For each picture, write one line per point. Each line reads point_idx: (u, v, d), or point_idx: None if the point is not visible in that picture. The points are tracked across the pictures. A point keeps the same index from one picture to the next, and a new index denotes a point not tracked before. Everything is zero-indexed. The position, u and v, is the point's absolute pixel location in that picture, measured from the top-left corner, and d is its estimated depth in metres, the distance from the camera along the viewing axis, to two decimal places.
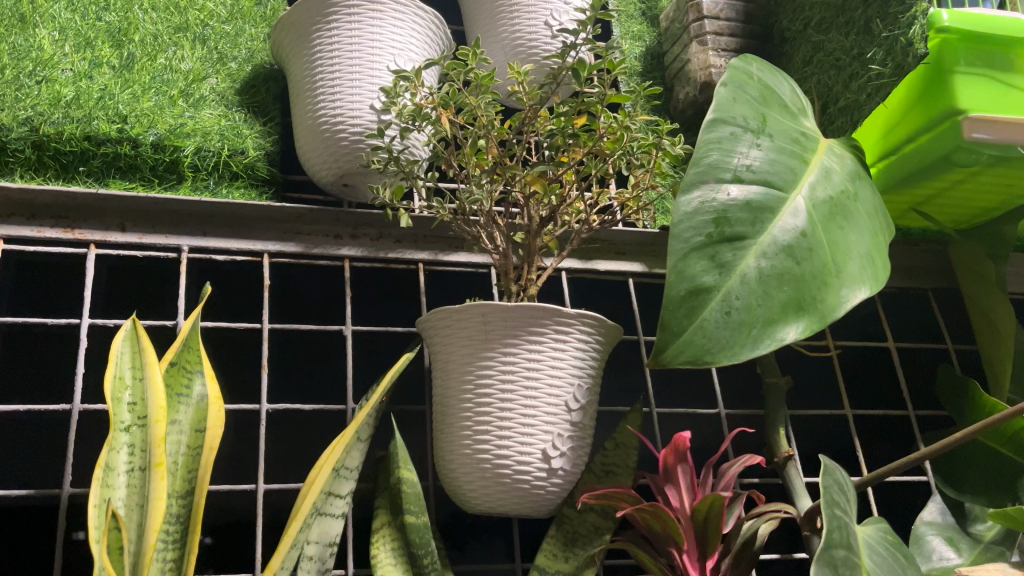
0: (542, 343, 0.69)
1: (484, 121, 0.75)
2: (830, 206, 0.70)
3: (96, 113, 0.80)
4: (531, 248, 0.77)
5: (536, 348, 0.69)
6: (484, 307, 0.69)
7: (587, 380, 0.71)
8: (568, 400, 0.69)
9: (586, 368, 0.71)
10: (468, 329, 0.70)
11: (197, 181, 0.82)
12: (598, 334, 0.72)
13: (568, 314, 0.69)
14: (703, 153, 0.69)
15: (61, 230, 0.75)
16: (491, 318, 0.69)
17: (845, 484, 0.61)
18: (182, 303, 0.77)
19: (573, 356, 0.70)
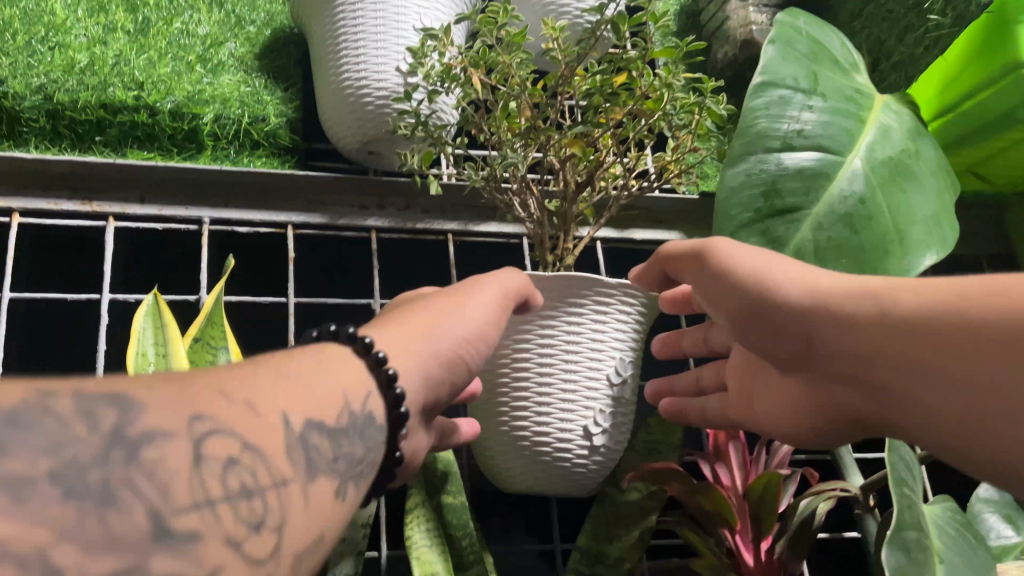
0: (581, 316, 0.65)
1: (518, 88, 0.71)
2: (890, 167, 0.65)
3: (112, 80, 0.77)
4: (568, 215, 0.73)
5: (575, 321, 0.65)
6: None
7: (629, 353, 0.67)
8: (609, 374, 0.66)
9: (627, 340, 0.67)
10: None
11: (218, 150, 0.79)
12: (639, 305, 0.68)
13: (609, 285, 0.65)
14: (750, 122, 0.65)
15: (78, 202, 0.72)
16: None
17: (911, 461, 0.57)
18: (205, 277, 0.74)
19: (613, 329, 0.66)
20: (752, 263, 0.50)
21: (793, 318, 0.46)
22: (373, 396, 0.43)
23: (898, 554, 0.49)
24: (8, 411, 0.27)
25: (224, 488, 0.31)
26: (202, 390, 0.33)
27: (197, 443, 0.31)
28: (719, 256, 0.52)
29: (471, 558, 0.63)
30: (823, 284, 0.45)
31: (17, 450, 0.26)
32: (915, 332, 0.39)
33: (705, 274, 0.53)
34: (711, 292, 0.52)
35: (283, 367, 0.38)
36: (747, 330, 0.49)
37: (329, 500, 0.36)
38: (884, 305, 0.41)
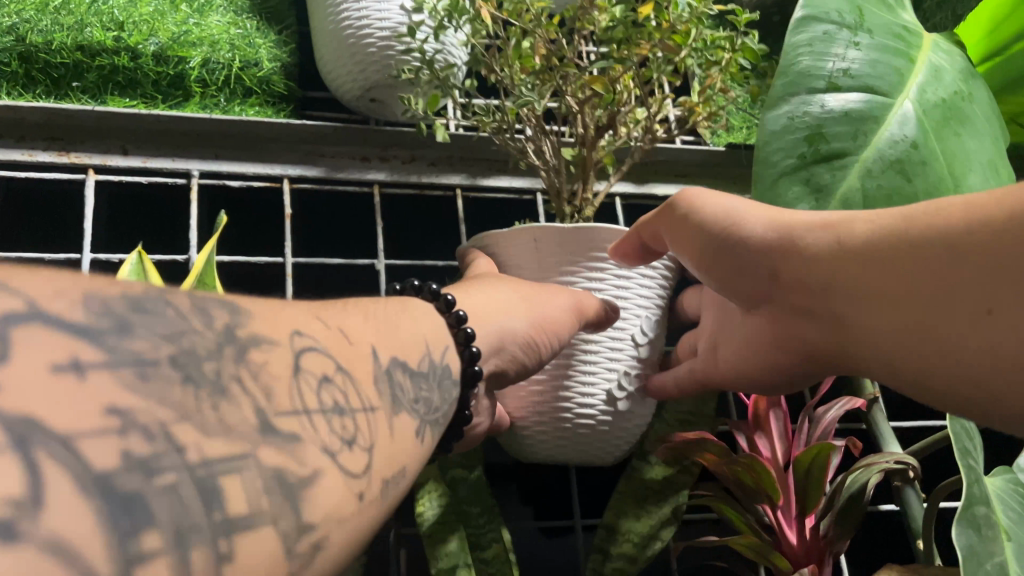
0: (601, 277, 0.60)
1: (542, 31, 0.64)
2: (943, 109, 0.59)
3: (89, 20, 0.71)
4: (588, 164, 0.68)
5: (595, 283, 0.60)
6: (536, 231, 0.59)
7: (655, 314, 0.62)
8: (634, 335, 0.61)
9: (653, 302, 0.62)
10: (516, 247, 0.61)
11: (207, 98, 0.72)
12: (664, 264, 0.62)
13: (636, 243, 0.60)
14: (792, 60, 0.58)
15: (55, 154, 0.66)
16: (545, 243, 0.60)
17: (972, 430, 0.52)
18: (195, 234, 0.68)
19: (635, 289, 0.61)
20: (716, 204, 0.48)
21: (757, 255, 0.44)
22: (451, 352, 0.44)
23: (969, 532, 0.45)
24: (132, 296, 0.25)
25: (320, 402, 0.28)
26: (300, 314, 0.32)
27: (297, 355, 0.29)
28: (686, 200, 0.50)
29: (488, 537, 0.58)
30: (787, 217, 0.43)
31: (142, 330, 0.24)
32: (875, 261, 0.38)
33: (669, 222, 0.51)
34: (677, 239, 0.51)
35: (369, 309, 0.39)
36: (712, 270, 0.48)
37: (412, 440, 0.33)
38: (843, 233, 0.40)
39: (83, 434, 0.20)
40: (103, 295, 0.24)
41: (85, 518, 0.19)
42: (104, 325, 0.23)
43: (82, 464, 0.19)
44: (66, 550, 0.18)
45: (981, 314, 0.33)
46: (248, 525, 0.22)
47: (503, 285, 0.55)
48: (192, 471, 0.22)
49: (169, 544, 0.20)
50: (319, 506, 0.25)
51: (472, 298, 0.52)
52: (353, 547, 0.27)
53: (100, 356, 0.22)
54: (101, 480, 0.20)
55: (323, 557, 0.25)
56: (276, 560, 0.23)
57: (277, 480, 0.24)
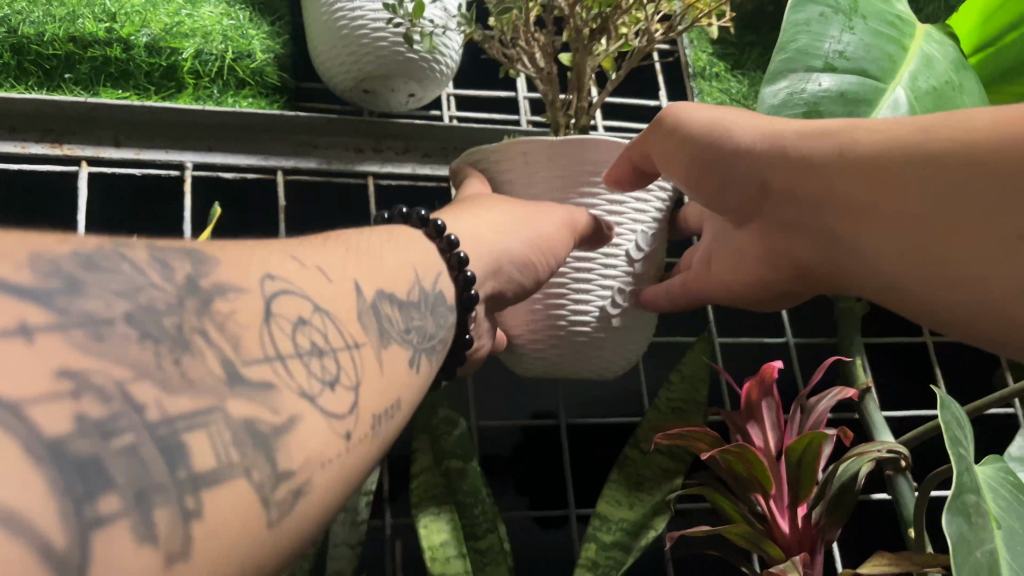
0: (595, 198, 0.61)
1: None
2: (934, 98, 0.60)
3: (81, 11, 0.70)
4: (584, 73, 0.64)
5: (588, 203, 0.61)
6: (525, 146, 0.59)
7: (650, 230, 0.63)
8: (629, 252, 0.62)
9: (648, 220, 0.63)
10: (511, 176, 0.62)
11: (199, 90, 0.72)
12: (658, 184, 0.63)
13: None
14: (790, 37, 0.59)
15: (47, 145, 0.66)
16: (535, 159, 0.60)
17: (962, 418, 0.53)
18: (189, 226, 0.68)
19: (630, 206, 0.62)
20: (708, 117, 0.50)
21: (756, 168, 0.47)
22: (444, 276, 0.45)
23: (958, 520, 0.45)
24: (83, 253, 0.25)
25: (294, 345, 0.28)
26: (273, 254, 0.32)
27: (268, 299, 0.29)
28: (676, 116, 0.51)
29: (484, 529, 0.57)
30: (783, 131, 0.46)
31: (94, 289, 0.24)
32: (879, 180, 0.41)
33: (657, 137, 0.53)
34: (668, 157, 0.53)
35: (357, 243, 0.38)
36: (704, 185, 0.51)
37: (405, 370, 0.35)
38: (845, 144, 0.43)
39: (34, 400, 0.20)
40: (51, 254, 0.24)
41: (37, 487, 0.19)
42: (54, 284, 0.23)
43: (33, 428, 0.19)
44: (17, 518, 0.18)
45: (990, 244, 0.37)
46: (216, 479, 0.23)
47: (498, 206, 0.55)
48: (151, 430, 0.22)
49: (129, 505, 0.20)
50: (296, 454, 0.25)
51: (463, 219, 0.51)
52: (337, 490, 0.27)
53: (50, 318, 0.22)
54: (55, 446, 0.20)
55: (305, 502, 0.25)
56: (252, 507, 0.23)
57: (247, 430, 0.24)
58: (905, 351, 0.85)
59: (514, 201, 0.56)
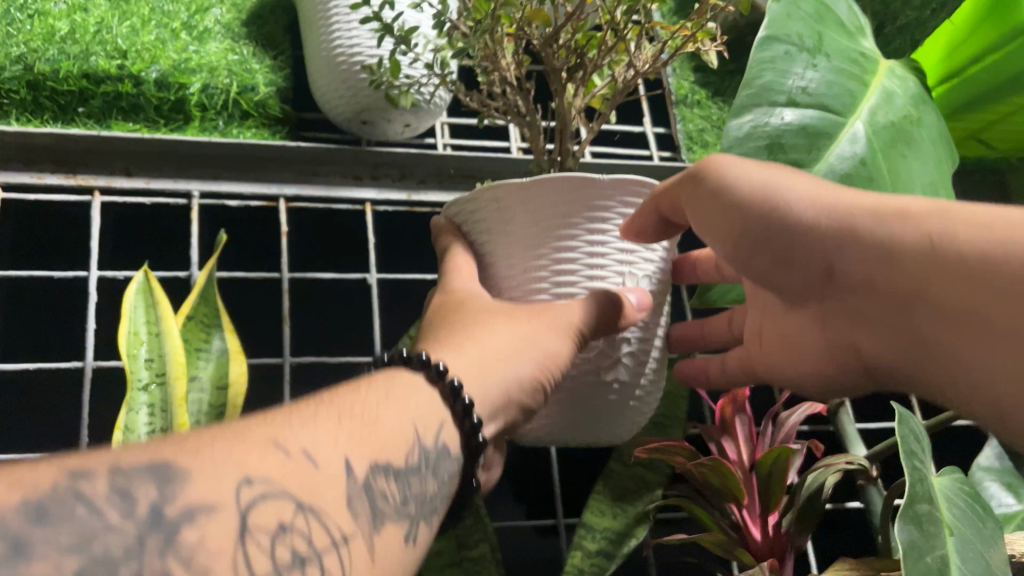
0: (575, 241, 0.55)
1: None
2: (892, 131, 0.64)
3: (94, 48, 0.74)
4: (566, 114, 0.58)
5: (567, 248, 0.55)
6: (495, 191, 0.55)
7: (639, 266, 0.57)
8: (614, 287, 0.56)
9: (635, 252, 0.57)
10: (488, 220, 0.57)
11: (205, 121, 0.76)
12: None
13: (623, 195, 0.55)
14: (755, 74, 0.62)
15: (63, 176, 0.70)
16: (510, 206, 0.55)
17: (920, 432, 0.57)
18: (196, 253, 0.72)
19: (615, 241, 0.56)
20: (762, 179, 0.47)
21: (810, 240, 0.46)
22: (448, 427, 0.47)
23: (910, 527, 0.49)
24: (34, 503, 0.28)
25: (271, 561, 0.32)
26: (254, 447, 0.36)
27: (244, 513, 0.33)
28: (719, 177, 0.49)
29: (475, 539, 0.62)
30: (838, 204, 0.45)
31: (40, 544, 0.27)
32: (929, 266, 0.41)
33: (701, 197, 0.50)
34: (712, 218, 0.50)
35: (356, 407, 0.42)
36: (755, 252, 0.48)
37: (393, 549, 0.39)
38: (936, 236, 0.41)
39: None
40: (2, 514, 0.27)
41: None
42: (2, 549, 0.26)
43: None
44: None
45: None
46: None
47: (500, 322, 0.52)
48: None
49: None
50: None
51: (467, 355, 0.50)
52: None
53: None
54: None
55: None
56: None
57: None
58: None
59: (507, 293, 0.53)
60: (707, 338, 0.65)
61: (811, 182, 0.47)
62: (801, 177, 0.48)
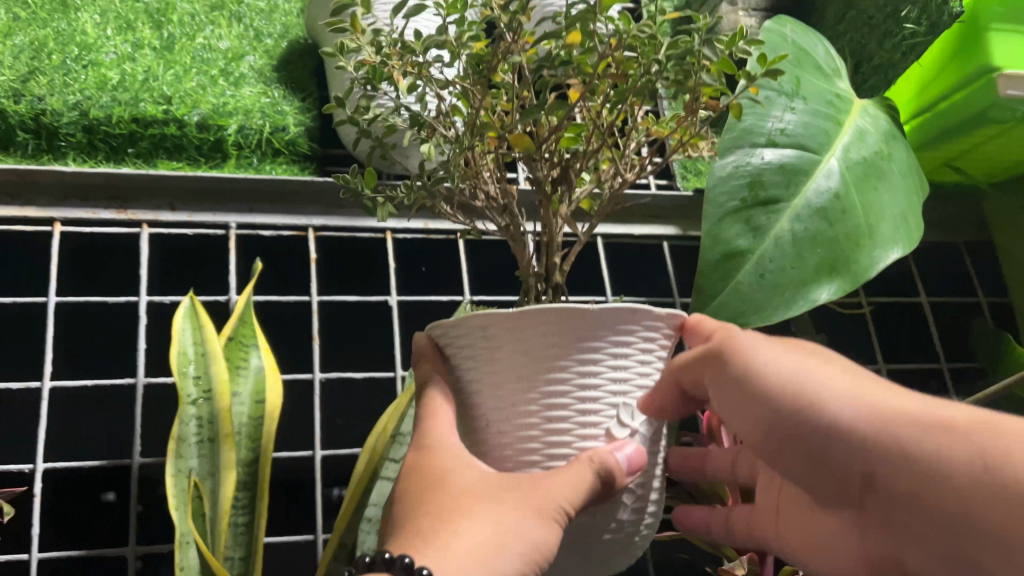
0: (564, 378, 0.47)
1: (471, 80, 0.49)
2: (864, 167, 0.70)
3: (142, 96, 0.82)
4: (551, 227, 0.53)
5: (557, 387, 0.47)
6: (483, 320, 0.48)
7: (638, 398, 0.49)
8: (610, 429, 0.48)
9: (636, 379, 0.49)
10: (472, 347, 0.49)
11: (241, 159, 0.84)
12: (642, 330, 0.49)
13: (617, 321, 0.48)
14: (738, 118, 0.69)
15: (115, 211, 0.77)
16: (497, 335, 0.48)
17: None
18: (234, 279, 0.79)
19: (609, 371, 0.48)
20: (792, 366, 0.44)
21: (845, 446, 0.41)
22: None
23: None
24: None
25: None
26: None
27: None
28: (744, 360, 0.46)
29: None
30: (880, 407, 0.41)
31: None
32: (987, 496, 0.36)
33: (728, 383, 0.46)
34: (750, 408, 0.45)
35: None
36: (781, 453, 0.44)
37: None
38: (991, 458, 0.37)
39: None
40: None
41: None
42: None
43: None
44: None
45: None
46: None
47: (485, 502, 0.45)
48: None
49: None
50: None
51: (455, 548, 0.43)
52: None
53: None
54: None
55: None
56: None
57: None
58: None
59: (494, 422, 0.49)
60: (708, 469, 0.58)
61: (837, 372, 0.44)
62: (822, 360, 0.46)
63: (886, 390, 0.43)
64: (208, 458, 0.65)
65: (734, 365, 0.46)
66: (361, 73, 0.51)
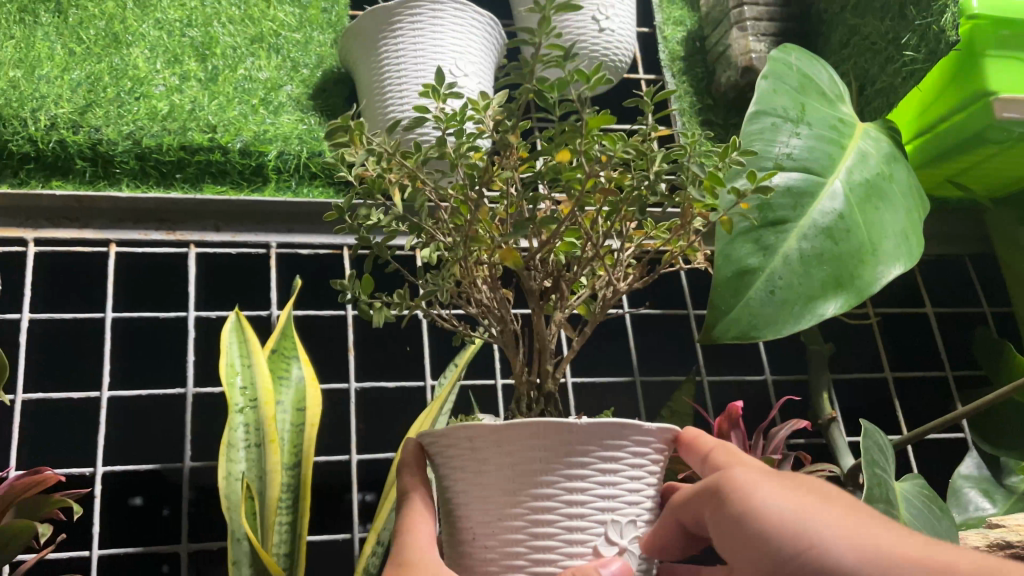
0: (552, 493, 0.48)
1: (466, 189, 0.53)
2: (865, 187, 0.74)
3: (189, 125, 0.88)
4: (544, 335, 0.56)
5: (544, 503, 0.48)
6: (469, 431, 0.49)
7: (627, 514, 0.49)
8: (597, 548, 0.48)
9: (625, 496, 0.49)
10: (459, 459, 0.51)
11: (281, 182, 0.90)
12: (631, 447, 0.50)
13: (605, 437, 0.49)
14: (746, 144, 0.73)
15: (164, 232, 0.82)
16: (482, 447, 0.49)
17: (885, 445, 0.69)
18: (275, 295, 0.85)
19: (597, 487, 0.48)
20: (793, 506, 0.42)
21: None
22: None
23: None
24: None
25: None
26: None
27: None
28: (744, 494, 0.44)
29: None
30: (887, 557, 0.38)
31: None
32: None
33: (728, 516, 0.44)
34: (749, 546, 0.43)
35: None
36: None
37: None
38: None
39: None
40: None
41: None
42: None
43: None
44: None
45: None
46: None
47: None
48: None
49: None
50: None
51: None
52: None
53: None
54: None
55: None
56: None
57: None
58: (869, 387, 1.00)
59: (481, 533, 0.49)
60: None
61: (842, 514, 0.41)
62: (824, 498, 0.43)
63: (899, 536, 0.40)
64: (256, 462, 0.71)
65: (734, 496, 0.45)
66: (362, 182, 0.55)
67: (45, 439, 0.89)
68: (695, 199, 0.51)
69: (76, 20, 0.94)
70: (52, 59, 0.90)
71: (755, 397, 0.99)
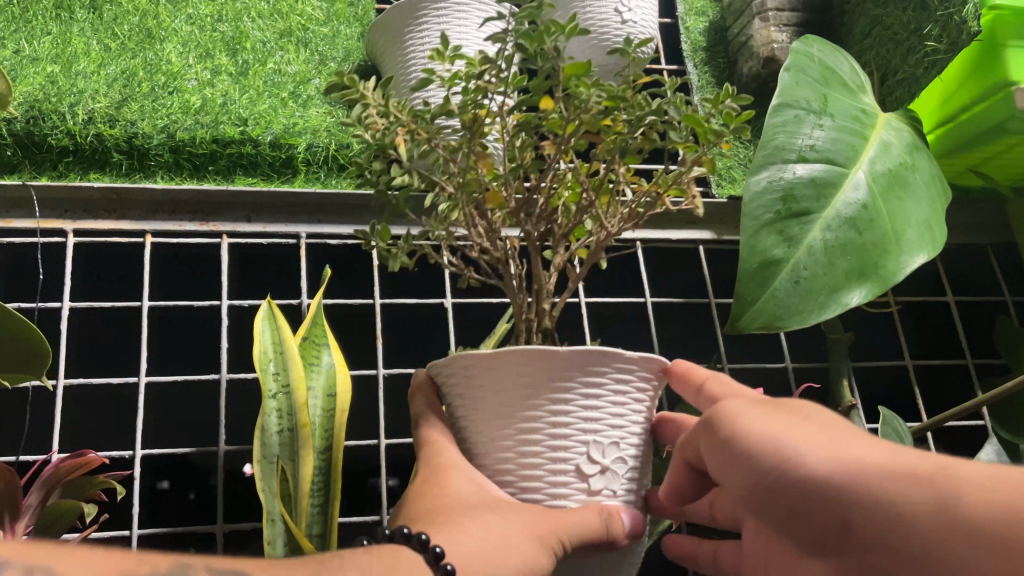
0: (538, 424, 0.51)
1: (465, 141, 0.56)
2: (888, 177, 0.75)
3: (221, 118, 0.91)
4: (542, 278, 0.59)
5: (530, 425, 0.51)
6: (466, 359, 0.53)
7: (609, 436, 0.52)
8: (579, 465, 0.51)
9: (608, 419, 0.52)
10: (459, 385, 0.55)
11: (310, 174, 0.92)
12: (613, 377, 0.52)
13: (587, 364, 0.51)
14: (769, 136, 0.74)
15: (198, 223, 0.84)
16: (477, 374, 0.53)
17: (903, 430, 0.70)
18: (305, 284, 0.87)
19: (580, 411, 0.51)
20: (772, 428, 0.44)
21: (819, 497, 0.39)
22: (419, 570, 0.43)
23: None
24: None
25: None
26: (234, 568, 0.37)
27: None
28: (727, 419, 0.46)
29: None
30: (850, 455, 0.39)
31: None
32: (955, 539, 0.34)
33: (717, 442, 0.47)
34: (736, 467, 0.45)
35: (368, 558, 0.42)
36: (763, 508, 0.43)
37: None
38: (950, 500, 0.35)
39: None
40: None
41: None
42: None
43: None
44: None
45: None
46: None
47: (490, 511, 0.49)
48: None
49: None
50: None
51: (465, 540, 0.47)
52: None
53: None
54: None
55: None
56: None
57: None
58: (889, 372, 1.00)
59: (480, 458, 0.54)
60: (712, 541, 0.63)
61: (817, 426, 0.43)
62: (802, 414, 0.45)
63: (866, 440, 0.41)
64: (289, 446, 0.73)
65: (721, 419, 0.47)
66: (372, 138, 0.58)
67: (86, 422, 0.92)
68: (674, 141, 0.57)
69: (111, 17, 0.97)
70: (88, 55, 0.93)
71: (774, 380, 1.00)
